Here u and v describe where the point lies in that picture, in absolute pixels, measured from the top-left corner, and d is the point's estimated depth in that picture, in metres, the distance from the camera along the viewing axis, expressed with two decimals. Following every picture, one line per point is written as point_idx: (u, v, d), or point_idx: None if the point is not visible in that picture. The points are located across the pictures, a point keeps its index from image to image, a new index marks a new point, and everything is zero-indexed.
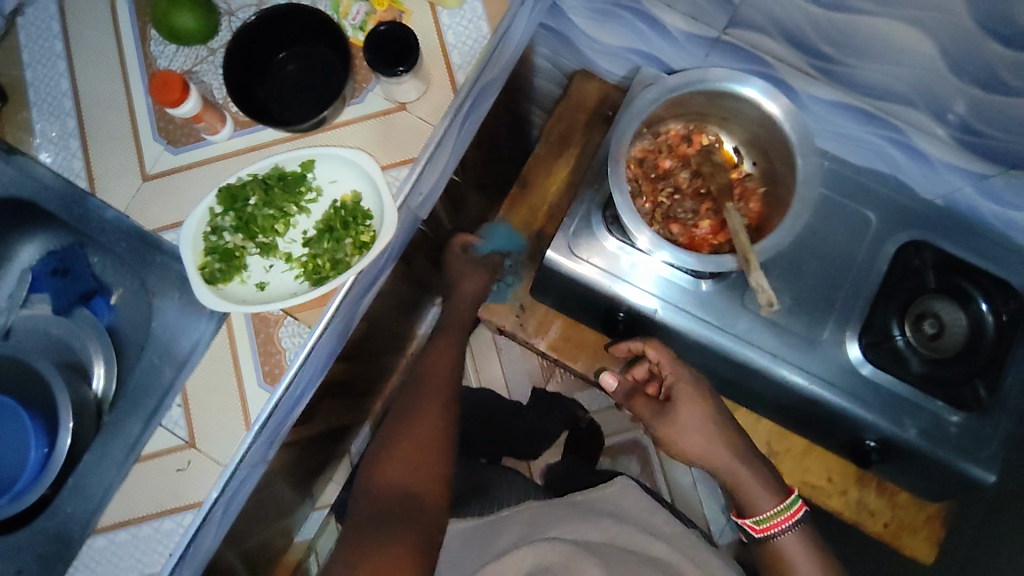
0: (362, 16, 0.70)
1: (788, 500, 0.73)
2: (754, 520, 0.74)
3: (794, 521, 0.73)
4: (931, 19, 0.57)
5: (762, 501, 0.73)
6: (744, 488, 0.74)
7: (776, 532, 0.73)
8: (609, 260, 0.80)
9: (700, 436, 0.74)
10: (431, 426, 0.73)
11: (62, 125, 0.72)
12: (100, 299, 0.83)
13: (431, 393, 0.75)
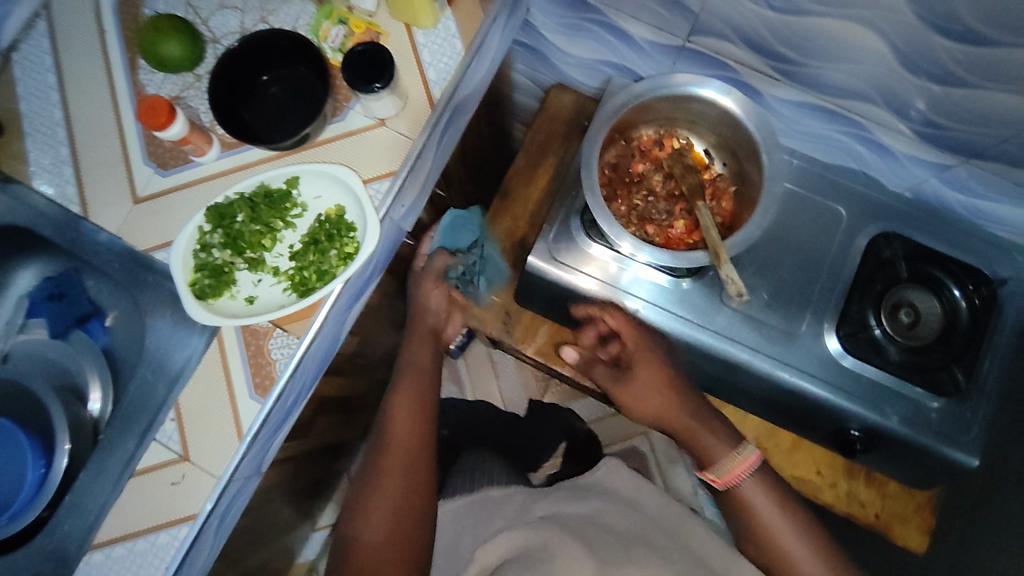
0: (341, 39, 0.73)
1: (743, 448, 0.77)
2: (715, 473, 0.77)
3: (753, 464, 0.77)
4: (878, 18, 0.60)
5: (720, 452, 0.78)
6: (704, 443, 0.78)
7: (739, 479, 0.77)
8: (604, 269, 0.82)
9: (660, 393, 0.78)
10: (405, 481, 0.76)
11: (55, 154, 0.75)
12: (95, 322, 0.85)
13: (402, 444, 0.77)
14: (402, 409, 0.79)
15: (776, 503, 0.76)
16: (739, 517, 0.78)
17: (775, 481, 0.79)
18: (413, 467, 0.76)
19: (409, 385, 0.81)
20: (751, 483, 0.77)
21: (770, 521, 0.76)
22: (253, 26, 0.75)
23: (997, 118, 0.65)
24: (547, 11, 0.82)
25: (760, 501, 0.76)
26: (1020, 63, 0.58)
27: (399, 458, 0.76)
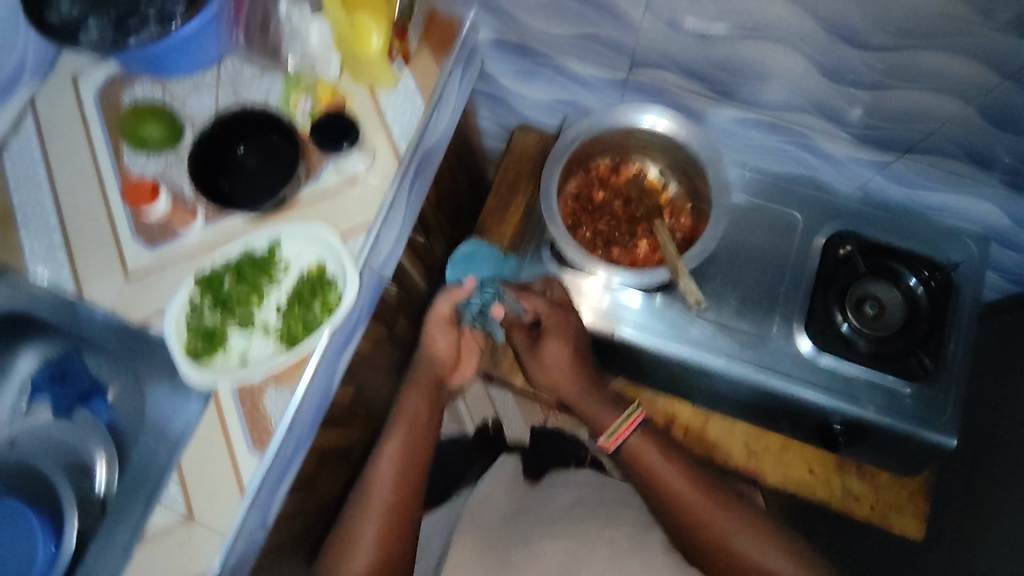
0: (310, 107, 0.78)
1: (628, 411, 0.81)
2: (605, 436, 0.80)
3: (634, 427, 0.80)
4: (793, 38, 0.66)
5: (608, 415, 0.81)
6: (592, 410, 0.82)
7: (624, 440, 0.80)
8: (601, 303, 0.85)
9: (564, 367, 0.82)
10: (389, 524, 0.77)
11: (49, 240, 0.79)
12: (98, 399, 0.88)
13: (387, 490, 0.79)
14: (393, 451, 0.81)
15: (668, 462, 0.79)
16: (640, 477, 0.80)
17: (668, 445, 0.81)
18: (397, 511, 0.78)
19: (402, 428, 0.82)
20: (647, 447, 0.80)
21: (663, 473, 0.78)
22: (227, 102, 0.79)
23: (919, 115, 0.71)
24: (501, 60, 0.89)
25: (652, 456, 0.79)
26: (925, 65, 0.63)
27: (384, 502, 0.78)
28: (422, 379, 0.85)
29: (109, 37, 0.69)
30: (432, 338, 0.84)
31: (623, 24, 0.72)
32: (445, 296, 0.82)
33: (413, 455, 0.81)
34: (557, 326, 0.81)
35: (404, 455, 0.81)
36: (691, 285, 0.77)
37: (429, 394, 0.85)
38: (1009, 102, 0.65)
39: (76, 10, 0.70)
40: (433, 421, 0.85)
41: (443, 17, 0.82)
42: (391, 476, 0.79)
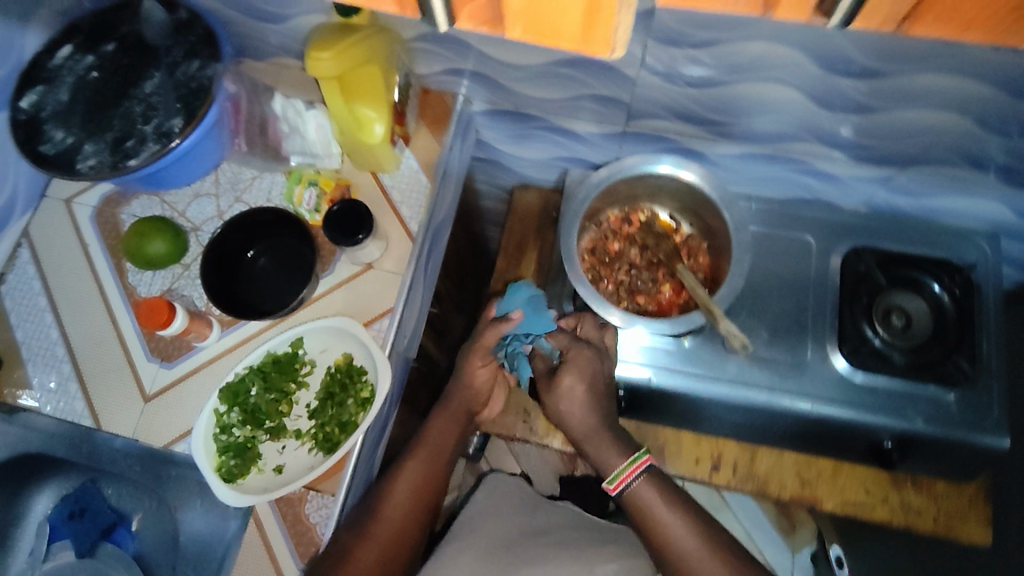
0: (315, 201, 0.77)
1: (635, 454, 0.74)
2: (607, 480, 0.74)
3: (641, 471, 0.73)
4: (788, 75, 0.67)
5: (614, 457, 0.74)
6: (598, 450, 0.76)
7: (627, 485, 0.73)
8: None
9: (582, 408, 0.75)
10: (404, 523, 0.71)
11: (58, 372, 0.75)
12: (122, 530, 0.83)
13: (410, 491, 0.73)
14: (423, 451, 0.76)
15: (679, 517, 0.71)
16: (637, 527, 0.73)
17: (671, 487, 0.74)
18: (412, 517, 0.72)
19: (436, 429, 0.78)
20: (647, 491, 0.72)
21: (667, 528, 0.71)
22: (230, 208, 0.79)
23: (915, 131, 0.72)
24: (495, 127, 0.89)
25: (654, 509, 0.72)
26: (919, 84, 0.65)
27: (405, 498, 0.72)
28: (455, 408, 0.81)
29: (107, 161, 0.68)
30: (472, 371, 0.81)
31: (616, 81, 0.73)
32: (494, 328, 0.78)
33: (436, 469, 0.76)
34: (577, 365, 0.74)
35: (428, 465, 0.75)
36: (731, 329, 0.75)
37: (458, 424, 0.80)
38: (1003, 109, 0.66)
39: (71, 137, 0.69)
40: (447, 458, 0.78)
41: (435, 94, 0.83)
42: (417, 476, 0.74)
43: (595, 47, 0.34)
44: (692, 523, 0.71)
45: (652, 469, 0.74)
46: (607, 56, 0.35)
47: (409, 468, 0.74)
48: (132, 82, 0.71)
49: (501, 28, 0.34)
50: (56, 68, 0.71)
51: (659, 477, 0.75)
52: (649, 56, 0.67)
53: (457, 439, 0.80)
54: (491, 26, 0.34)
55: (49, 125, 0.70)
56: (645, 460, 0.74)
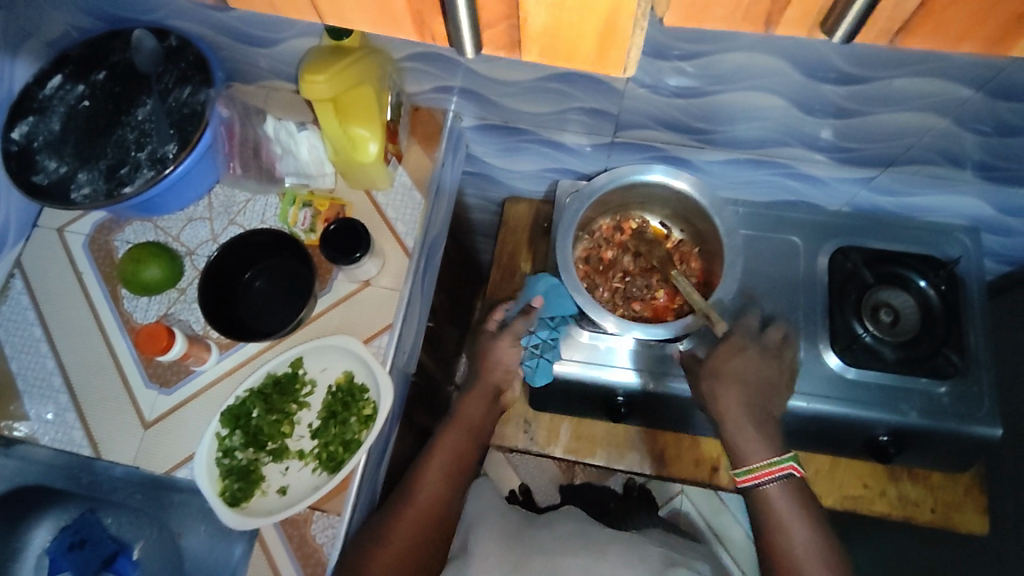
0: (310, 220, 0.78)
1: (781, 456, 0.73)
2: (738, 471, 0.75)
3: (780, 475, 0.73)
4: (771, 83, 0.69)
5: (756, 447, 0.74)
6: (739, 435, 0.74)
7: (762, 482, 0.74)
8: (587, 351, 0.83)
9: (732, 388, 0.75)
10: (422, 534, 0.70)
11: (55, 402, 0.75)
12: (123, 559, 0.81)
13: (432, 496, 0.72)
14: (440, 458, 0.75)
15: (802, 521, 0.72)
16: (762, 523, 0.73)
17: (806, 495, 0.75)
18: (432, 526, 0.71)
19: (454, 432, 0.77)
20: (775, 492, 0.73)
21: (790, 529, 0.72)
22: (224, 231, 0.79)
23: (895, 133, 0.75)
24: (483, 142, 0.91)
25: (779, 507, 0.73)
26: (898, 89, 0.67)
27: (422, 508, 0.71)
28: (484, 384, 0.81)
29: (102, 189, 0.69)
30: (500, 350, 0.81)
31: (604, 94, 0.74)
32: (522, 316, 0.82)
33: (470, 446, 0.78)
34: (738, 354, 0.77)
35: (446, 471, 0.74)
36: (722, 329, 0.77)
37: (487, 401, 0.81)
38: (979, 110, 0.68)
39: (64, 166, 0.69)
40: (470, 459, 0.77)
41: (425, 112, 0.84)
42: (434, 485, 0.73)
43: (609, 66, 0.37)
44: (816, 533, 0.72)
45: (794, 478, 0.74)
46: (619, 73, 0.38)
47: (441, 446, 0.76)
48: (125, 110, 0.72)
49: (519, 50, 0.37)
50: (47, 98, 0.72)
51: (797, 484, 0.75)
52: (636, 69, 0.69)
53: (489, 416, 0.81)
54: (508, 50, 0.37)
55: (42, 155, 0.70)
56: (789, 467, 0.73)
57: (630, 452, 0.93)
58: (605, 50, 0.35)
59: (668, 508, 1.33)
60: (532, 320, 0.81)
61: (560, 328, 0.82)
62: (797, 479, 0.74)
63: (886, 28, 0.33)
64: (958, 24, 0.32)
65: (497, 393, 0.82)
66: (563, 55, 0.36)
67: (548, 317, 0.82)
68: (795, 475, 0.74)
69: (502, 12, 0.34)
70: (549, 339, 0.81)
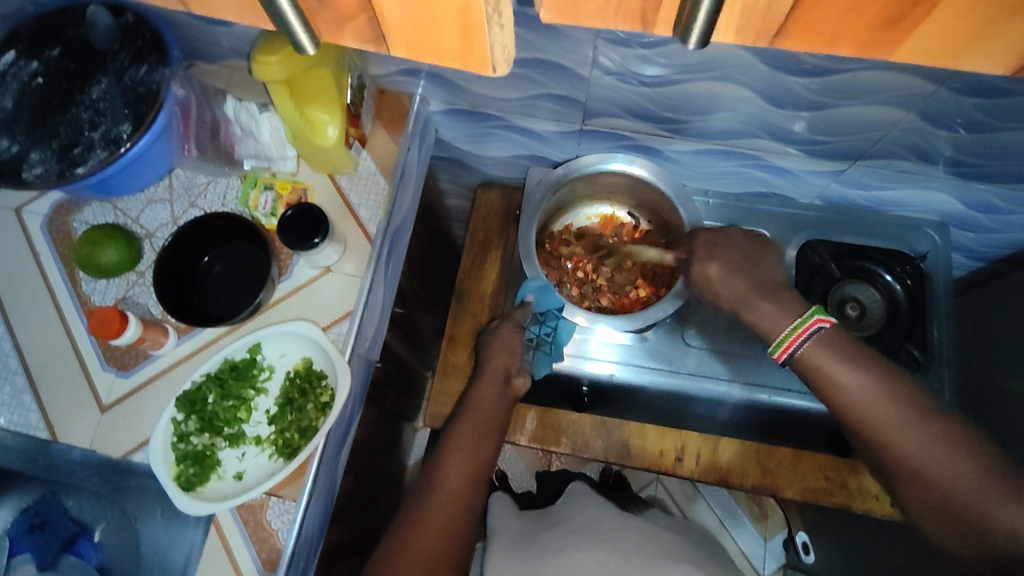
0: (271, 204, 0.78)
1: (803, 317, 0.66)
2: (772, 348, 0.68)
3: (809, 334, 0.65)
4: (736, 74, 0.68)
5: (781, 318, 0.68)
6: (757, 313, 0.70)
7: (796, 348, 0.65)
8: (575, 344, 0.85)
9: (730, 276, 0.73)
10: (448, 535, 0.67)
11: (11, 384, 0.74)
12: (83, 541, 0.82)
13: (457, 486, 0.70)
14: (458, 454, 0.72)
15: (863, 378, 0.61)
16: (819, 392, 0.64)
17: (859, 353, 0.63)
18: (457, 524, 0.68)
19: (471, 420, 0.75)
20: (813, 351, 0.64)
21: (847, 386, 0.61)
22: (184, 213, 0.79)
23: (864, 126, 0.74)
24: (452, 126, 0.89)
25: (833, 371, 0.62)
26: (865, 82, 0.66)
27: (447, 508, 0.69)
28: (493, 366, 0.79)
29: (54, 169, 0.67)
30: (502, 339, 0.81)
31: (571, 81, 0.73)
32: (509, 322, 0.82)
33: (488, 434, 0.75)
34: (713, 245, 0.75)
35: (467, 466, 0.71)
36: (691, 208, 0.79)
37: (496, 384, 0.78)
38: (946, 105, 0.68)
39: (17, 145, 0.67)
40: (490, 447, 0.74)
41: (392, 95, 0.83)
42: (454, 483, 0.70)
43: (477, 63, 0.38)
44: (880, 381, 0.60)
45: (829, 332, 0.64)
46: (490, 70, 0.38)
47: (461, 432, 0.74)
48: (79, 88, 0.69)
49: (387, 46, 0.37)
50: None
51: (845, 343, 0.63)
52: (601, 56, 0.68)
53: (507, 403, 0.78)
54: (376, 45, 0.37)
55: None
56: (814, 323, 0.65)
57: (596, 441, 0.92)
58: (468, 41, 0.35)
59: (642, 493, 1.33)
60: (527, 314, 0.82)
61: (553, 321, 0.82)
62: (832, 330, 0.64)
63: (765, 29, 0.32)
64: (832, 24, 0.31)
65: (507, 377, 0.79)
66: (428, 50, 0.37)
67: (539, 312, 0.82)
68: (826, 327, 0.65)
69: (358, 3, 0.33)
70: (544, 334, 0.83)
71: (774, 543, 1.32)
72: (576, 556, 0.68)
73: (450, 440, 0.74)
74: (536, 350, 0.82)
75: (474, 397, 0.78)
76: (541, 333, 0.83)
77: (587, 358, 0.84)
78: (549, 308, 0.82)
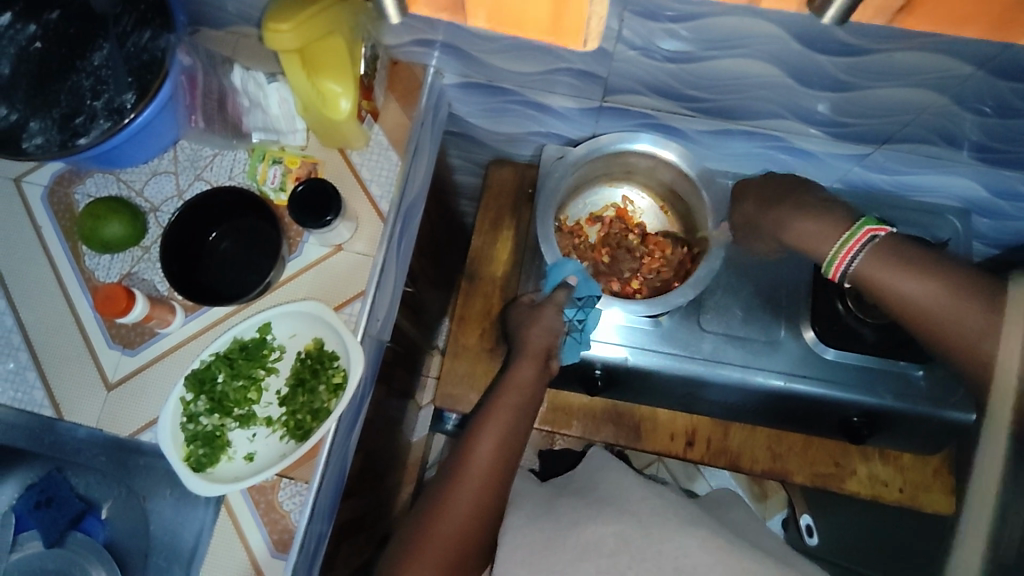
0: (280, 178, 0.76)
1: (851, 230, 0.63)
2: (826, 271, 0.66)
3: (858, 246, 0.62)
4: (765, 51, 0.65)
5: (827, 238, 0.65)
6: (800, 230, 0.68)
7: (850, 264, 0.63)
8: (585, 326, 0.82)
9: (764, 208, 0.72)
10: (473, 519, 0.67)
11: (14, 360, 0.72)
12: (90, 518, 0.81)
13: (484, 468, 0.68)
14: (490, 436, 0.70)
15: (920, 283, 0.58)
16: (885, 307, 0.61)
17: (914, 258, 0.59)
18: (482, 507, 0.67)
19: (507, 399, 0.73)
20: (866, 261, 0.62)
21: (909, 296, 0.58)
22: (190, 186, 0.76)
23: (893, 108, 0.71)
24: (466, 101, 0.87)
25: (891, 279, 0.60)
26: (898, 63, 0.63)
27: (476, 489, 0.67)
28: (532, 345, 0.78)
29: (56, 139, 0.64)
30: (537, 321, 0.79)
31: (594, 55, 0.70)
32: (551, 302, 0.79)
33: (519, 417, 0.73)
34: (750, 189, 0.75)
35: (498, 448, 0.70)
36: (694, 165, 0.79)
37: (535, 361, 0.76)
38: (981, 88, 0.65)
39: (16, 113, 0.65)
40: (521, 427, 0.73)
41: (405, 66, 0.80)
42: (486, 464, 0.69)
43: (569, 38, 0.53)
44: (948, 285, 0.56)
45: (880, 245, 0.61)
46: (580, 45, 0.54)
47: (494, 413, 0.72)
48: (80, 54, 0.66)
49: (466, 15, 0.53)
50: None
51: (900, 249, 0.61)
52: (626, 29, 0.65)
53: (541, 385, 0.77)
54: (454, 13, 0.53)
55: None
56: (866, 234, 0.62)
57: (606, 426, 0.93)
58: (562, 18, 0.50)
59: (646, 471, 1.33)
60: (563, 299, 0.79)
61: (589, 310, 0.79)
62: (888, 240, 0.61)
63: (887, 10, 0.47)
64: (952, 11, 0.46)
65: (546, 357, 0.77)
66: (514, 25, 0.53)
67: (577, 297, 0.79)
68: (881, 237, 0.62)
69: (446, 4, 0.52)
70: (576, 320, 0.79)
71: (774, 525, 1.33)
72: (595, 531, 0.65)
73: (485, 418, 0.72)
74: (567, 335, 0.79)
75: (510, 376, 0.76)
76: (574, 319, 0.79)
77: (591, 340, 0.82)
78: (588, 294, 0.78)
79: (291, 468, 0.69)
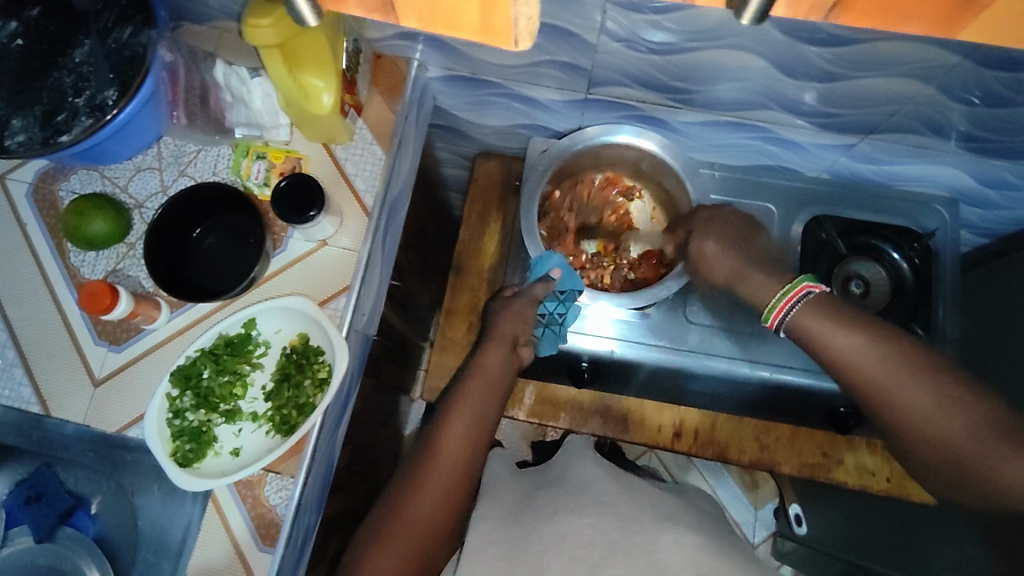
0: (264, 173, 0.76)
1: (791, 284, 0.66)
2: (764, 320, 0.68)
3: (796, 300, 0.64)
4: (748, 42, 0.65)
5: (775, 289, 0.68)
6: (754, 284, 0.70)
7: (786, 316, 0.65)
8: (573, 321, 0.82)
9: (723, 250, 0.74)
10: (447, 506, 0.67)
11: (2, 357, 0.73)
12: (80, 513, 0.82)
13: (455, 454, 0.69)
14: (462, 419, 0.71)
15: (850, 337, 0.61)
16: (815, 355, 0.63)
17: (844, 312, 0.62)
18: (454, 493, 0.67)
19: (477, 384, 0.73)
20: (801, 314, 0.64)
21: (852, 357, 0.60)
22: (174, 182, 0.76)
23: (879, 99, 0.71)
24: (451, 94, 0.86)
25: (824, 330, 0.62)
26: (882, 53, 0.63)
27: (450, 473, 0.68)
28: (502, 332, 0.78)
29: (37, 136, 0.64)
30: (521, 316, 0.79)
31: (578, 47, 0.70)
32: (529, 292, 0.79)
33: (490, 403, 0.73)
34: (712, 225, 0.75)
35: (469, 433, 0.70)
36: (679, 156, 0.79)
37: (502, 349, 0.76)
38: (967, 77, 0.65)
39: None
40: (491, 412, 0.73)
41: (389, 60, 0.80)
42: (457, 449, 0.69)
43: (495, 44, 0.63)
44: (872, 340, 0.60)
45: (815, 298, 0.64)
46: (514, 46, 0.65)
47: (463, 401, 0.72)
48: (62, 51, 0.65)
49: None
50: None
51: (832, 303, 0.63)
52: (609, 21, 0.65)
53: (513, 373, 0.77)
54: None
55: None
56: (802, 289, 0.65)
57: (593, 418, 0.93)
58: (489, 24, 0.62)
59: (637, 462, 1.33)
60: (548, 290, 0.80)
61: (569, 303, 0.80)
62: (821, 295, 0.64)
63: None
64: None
65: (514, 344, 0.78)
66: None
67: (559, 291, 0.80)
68: (814, 292, 0.64)
69: None
70: (557, 312, 0.80)
71: (763, 514, 1.34)
72: (571, 521, 0.65)
73: (455, 403, 0.72)
74: (544, 326, 0.80)
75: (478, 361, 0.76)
76: (554, 312, 0.80)
77: (579, 333, 0.82)
78: (570, 288, 0.80)
79: (276, 462, 0.69)
